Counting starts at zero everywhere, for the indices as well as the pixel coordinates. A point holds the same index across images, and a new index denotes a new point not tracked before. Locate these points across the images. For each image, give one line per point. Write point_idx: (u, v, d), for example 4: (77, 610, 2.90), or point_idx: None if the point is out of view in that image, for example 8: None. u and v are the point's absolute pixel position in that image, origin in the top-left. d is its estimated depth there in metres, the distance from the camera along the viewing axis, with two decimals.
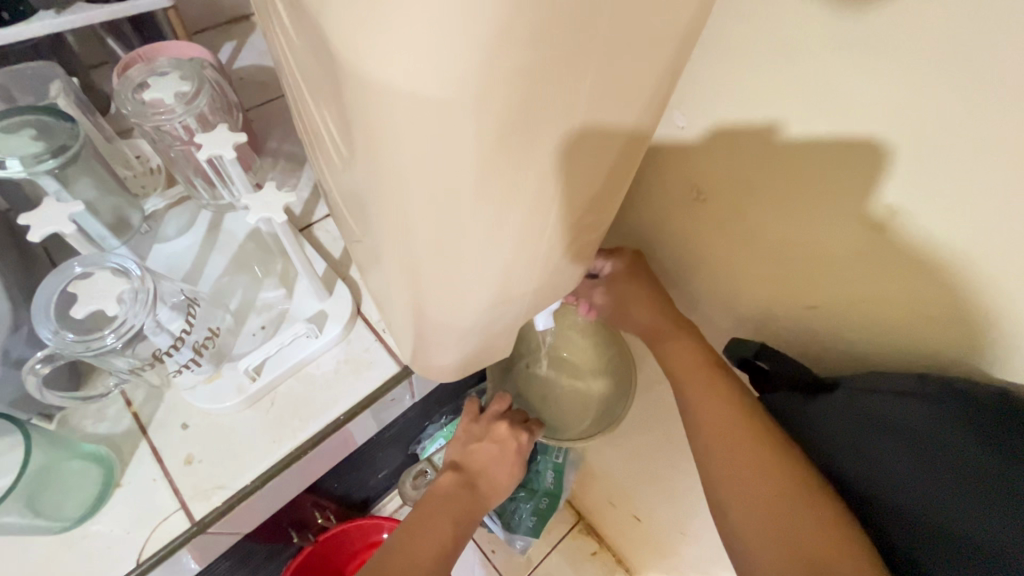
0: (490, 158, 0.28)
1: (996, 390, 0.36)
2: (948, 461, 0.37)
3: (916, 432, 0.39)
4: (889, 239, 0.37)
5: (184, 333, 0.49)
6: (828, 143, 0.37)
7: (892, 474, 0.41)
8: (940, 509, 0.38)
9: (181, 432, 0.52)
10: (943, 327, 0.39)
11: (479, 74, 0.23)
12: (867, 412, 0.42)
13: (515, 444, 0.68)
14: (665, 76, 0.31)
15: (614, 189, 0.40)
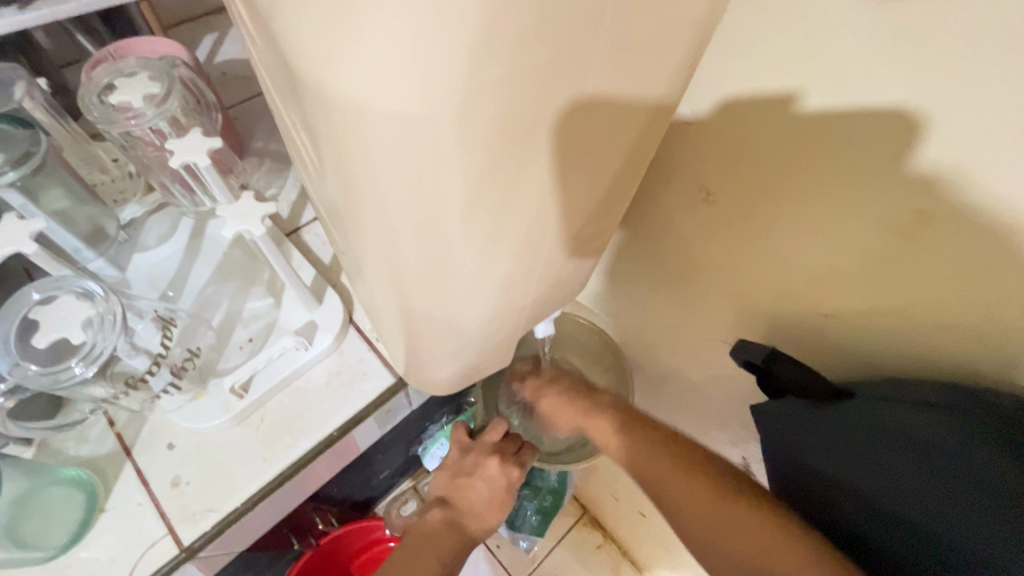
0: (484, 170, 0.25)
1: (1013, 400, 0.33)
2: (961, 474, 0.32)
3: (925, 443, 0.34)
4: (929, 233, 0.32)
5: (159, 356, 0.47)
6: (849, 135, 0.32)
7: (919, 500, 0.34)
8: (952, 531, 0.32)
9: (167, 453, 0.50)
10: (982, 334, 0.33)
11: (468, 80, 0.20)
12: (876, 423, 0.37)
13: (505, 482, 0.65)
14: (677, 69, 0.28)
15: (619, 192, 0.37)
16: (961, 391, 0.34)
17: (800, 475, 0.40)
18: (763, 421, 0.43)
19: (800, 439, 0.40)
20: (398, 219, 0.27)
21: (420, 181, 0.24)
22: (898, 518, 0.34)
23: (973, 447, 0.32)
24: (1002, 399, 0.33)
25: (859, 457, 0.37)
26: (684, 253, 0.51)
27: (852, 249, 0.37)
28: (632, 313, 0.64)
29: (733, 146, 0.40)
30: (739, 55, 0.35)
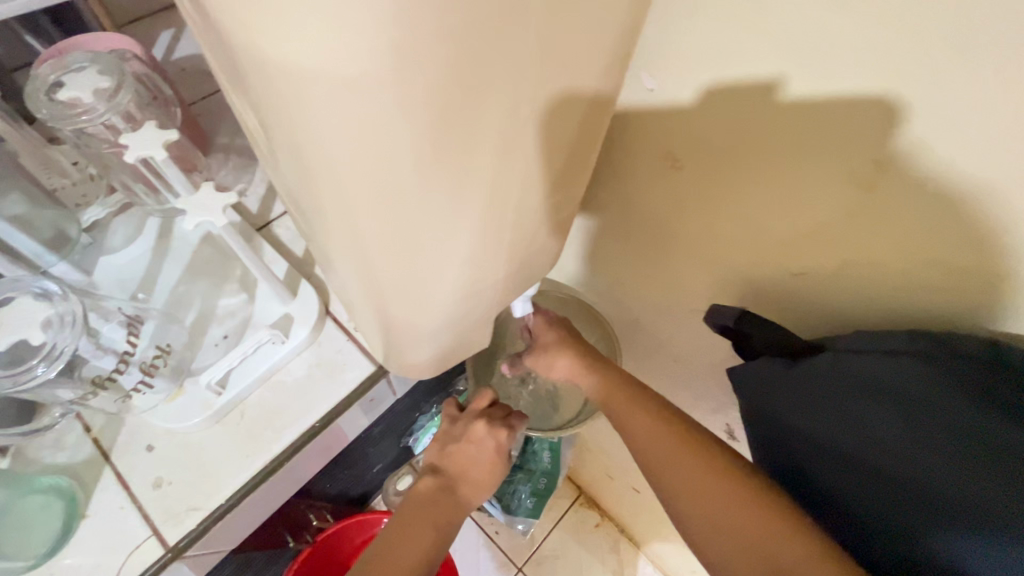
0: (436, 139, 0.24)
1: (986, 343, 0.33)
2: (933, 419, 0.33)
3: (898, 389, 0.35)
4: (888, 184, 0.32)
5: (126, 355, 0.47)
6: (806, 88, 0.32)
7: (895, 450, 0.34)
8: (925, 474, 0.32)
9: (147, 454, 0.49)
10: (948, 282, 0.34)
11: (407, 39, 0.20)
12: (852, 372, 0.37)
13: (494, 444, 0.64)
14: (625, 29, 0.28)
15: (580, 161, 0.37)
16: (928, 337, 0.35)
17: (774, 427, 0.40)
18: (739, 385, 0.43)
19: (776, 399, 0.40)
20: (354, 196, 0.26)
21: (372, 151, 0.24)
22: (876, 469, 0.34)
23: (946, 392, 0.33)
24: (968, 342, 0.34)
25: (834, 411, 0.37)
26: (655, 225, 0.50)
27: (818, 205, 0.37)
28: (610, 289, 0.64)
29: (694, 112, 0.39)
30: (691, 19, 0.34)
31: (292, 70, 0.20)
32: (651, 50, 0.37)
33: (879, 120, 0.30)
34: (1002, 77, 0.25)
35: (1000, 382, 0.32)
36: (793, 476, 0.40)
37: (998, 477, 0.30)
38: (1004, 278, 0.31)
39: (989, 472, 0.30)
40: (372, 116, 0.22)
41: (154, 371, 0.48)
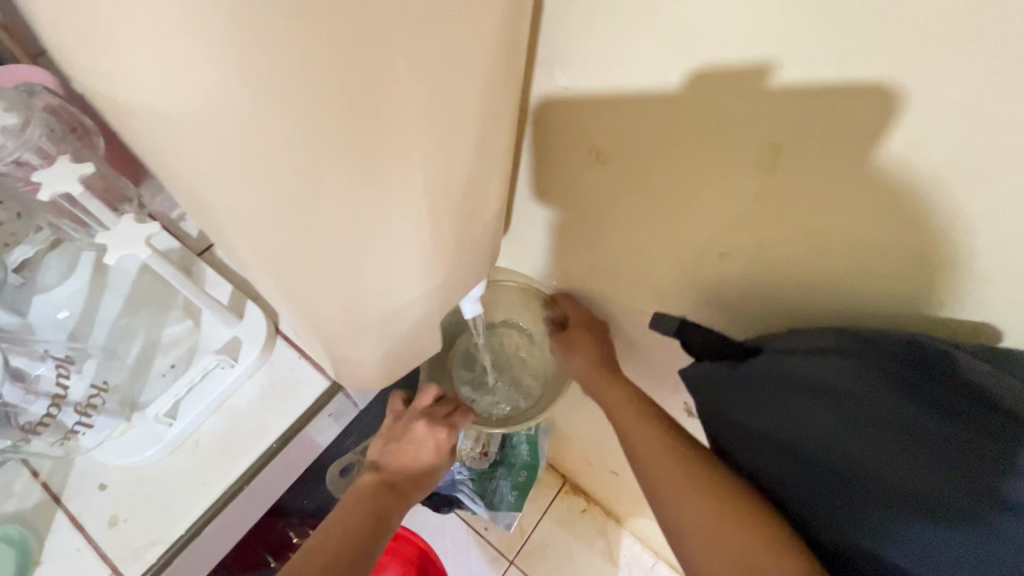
0: (335, 157, 0.25)
1: (905, 337, 0.35)
2: (871, 414, 0.34)
3: (836, 388, 0.36)
4: (786, 167, 0.34)
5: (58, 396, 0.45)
6: (701, 75, 0.32)
7: (836, 445, 0.35)
8: (874, 470, 0.34)
9: (100, 493, 0.48)
10: (857, 257, 0.36)
11: (280, 58, 0.20)
12: (790, 372, 0.38)
13: (435, 442, 0.66)
14: (514, 35, 0.28)
15: (498, 158, 0.37)
16: (852, 334, 0.37)
17: (729, 428, 0.42)
18: (690, 382, 0.45)
19: (723, 398, 0.42)
20: (262, 214, 0.27)
21: (270, 169, 0.24)
22: (827, 466, 0.36)
23: (877, 387, 0.34)
24: (889, 338, 0.35)
25: (782, 412, 0.38)
26: (592, 216, 0.51)
27: (730, 194, 0.38)
28: (561, 281, 0.65)
29: (609, 108, 0.39)
30: (590, 15, 0.34)
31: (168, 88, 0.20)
32: (560, 47, 0.38)
33: (769, 106, 0.31)
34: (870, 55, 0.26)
35: (925, 375, 0.33)
36: (748, 473, 0.42)
37: (934, 466, 0.32)
38: (904, 244, 0.33)
39: (927, 463, 0.32)
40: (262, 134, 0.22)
41: (91, 411, 0.47)
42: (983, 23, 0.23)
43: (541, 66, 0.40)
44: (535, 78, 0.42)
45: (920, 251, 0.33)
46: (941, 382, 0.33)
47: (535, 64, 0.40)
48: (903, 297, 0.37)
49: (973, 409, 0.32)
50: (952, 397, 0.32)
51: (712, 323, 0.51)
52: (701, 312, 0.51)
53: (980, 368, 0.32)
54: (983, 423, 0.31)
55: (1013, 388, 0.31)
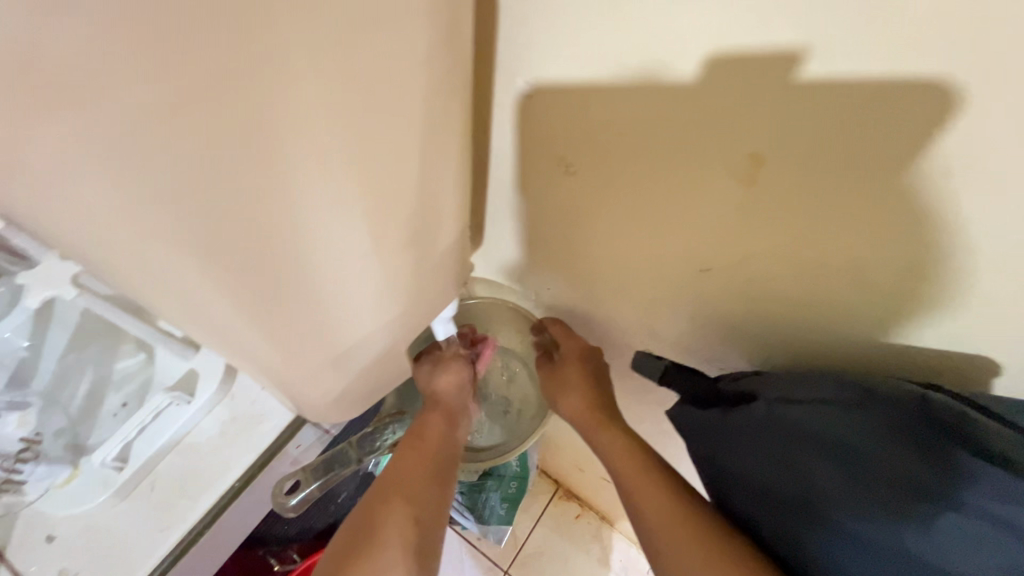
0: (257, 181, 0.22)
1: (916, 391, 0.34)
2: (880, 474, 0.33)
3: (842, 441, 0.35)
4: (767, 177, 0.31)
5: None
6: (672, 78, 0.30)
7: (839, 500, 0.34)
8: (883, 533, 0.32)
9: (47, 546, 0.45)
10: (848, 274, 0.34)
11: (180, 79, 0.17)
12: (793, 422, 0.37)
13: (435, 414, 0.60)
14: (455, 42, 0.26)
15: (454, 172, 0.35)
16: (855, 384, 0.36)
17: (726, 477, 0.40)
18: (681, 423, 0.45)
19: (719, 444, 0.41)
20: (179, 251, 0.24)
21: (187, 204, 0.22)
22: (832, 526, 0.34)
23: (884, 444, 0.33)
24: (895, 390, 0.35)
25: (786, 465, 0.37)
26: (565, 227, 0.49)
27: (709, 207, 0.36)
28: (538, 292, 0.62)
29: (577, 116, 0.37)
30: (548, 17, 0.32)
31: (49, 123, 0.17)
32: (519, 52, 0.36)
33: (748, 110, 0.29)
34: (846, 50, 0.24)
35: (936, 432, 0.32)
36: (747, 526, 0.40)
37: (947, 534, 0.31)
38: (891, 252, 0.31)
39: (940, 530, 0.31)
40: (172, 166, 0.20)
41: (23, 466, 0.43)
42: (966, 15, 0.21)
43: (500, 73, 0.38)
44: (495, 85, 0.39)
45: (910, 260, 0.31)
46: (949, 438, 0.32)
47: (493, 70, 0.38)
48: (890, 310, 0.35)
49: (982, 468, 0.30)
50: (959, 453, 0.31)
51: (692, 333, 0.49)
52: (681, 322, 0.49)
53: (993, 428, 0.31)
54: (990, 481, 0.30)
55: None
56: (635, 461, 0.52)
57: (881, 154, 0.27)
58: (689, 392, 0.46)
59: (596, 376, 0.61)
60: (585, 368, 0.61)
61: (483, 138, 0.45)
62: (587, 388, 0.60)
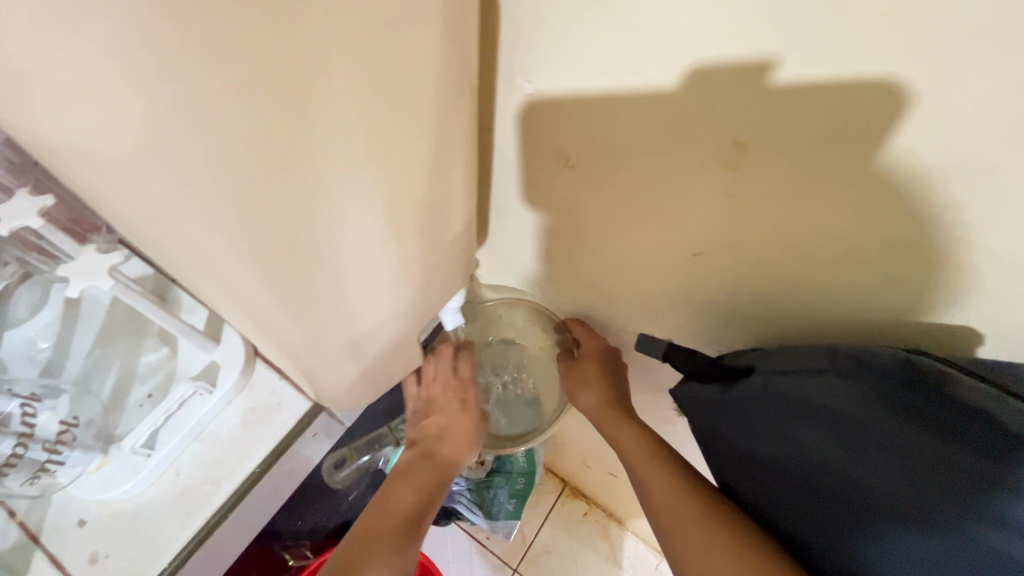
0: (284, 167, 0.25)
1: (901, 358, 0.36)
2: (869, 437, 0.35)
3: (833, 409, 0.38)
4: (752, 164, 0.34)
5: (24, 436, 0.46)
6: (660, 79, 0.33)
7: (831, 464, 0.37)
8: (874, 491, 0.34)
9: (79, 530, 0.47)
10: (834, 253, 0.36)
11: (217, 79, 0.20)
12: (788, 395, 0.40)
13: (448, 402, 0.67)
14: (459, 44, 0.28)
15: (461, 167, 0.38)
16: (846, 355, 0.39)
17: (732, 454, 0.43)
18: (685, 403, 0.48)
19: (722, 420, 0.44)
20: (207, 233, 0.26)
21: (224, 190, 0.24)
22: (828, 489, 0.36)
23: (871, 409, 0.36)
24: (883, 359, 0.37)
25: (781, 436, 0.40)
26: (566, 221, 0.51)
27: (701, 195, 0.38)
28: (541, 286, 0.65)
29: (574, 114, 0.40)
30: (546, 23, 0.35)
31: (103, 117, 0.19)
32: (520, 56, 0.38)
33: (731, 102, 0.31)
34: (815, 45, 0.27)
35: (919, 393, 0.34)
36: (752, 499, 0.43)
37: (932, 483, 0.32)
38: (870, 231, 0.34)
39: (926, 479, 0.32)
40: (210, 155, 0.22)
41: (62, 448, 0.47)
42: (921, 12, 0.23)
43: (502, 75, 0.41)
44: (498, 87, 0.42)
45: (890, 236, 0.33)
46: (934, 400, 0.34)
47: (497, 73, 0.41)
48: (875, 287, 0.37)
49: (963, 425, 0.32)
50: (941, 412, 0.33)
51: (690, 319, 0.51)
52: (679, 309, 0.51)
53: (975, 387, 0.33)
54: (971, 436, 0.31)
55: (1013, 407, 0.31)
56: (646, 451, 0.56)
57: (847, 139, 0.30)
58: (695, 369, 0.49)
59: (614, 376, 0.63)
60: (602, 367, 0.63)
61: (487, 137, 0.48)
62: (603, 387, 0.62)
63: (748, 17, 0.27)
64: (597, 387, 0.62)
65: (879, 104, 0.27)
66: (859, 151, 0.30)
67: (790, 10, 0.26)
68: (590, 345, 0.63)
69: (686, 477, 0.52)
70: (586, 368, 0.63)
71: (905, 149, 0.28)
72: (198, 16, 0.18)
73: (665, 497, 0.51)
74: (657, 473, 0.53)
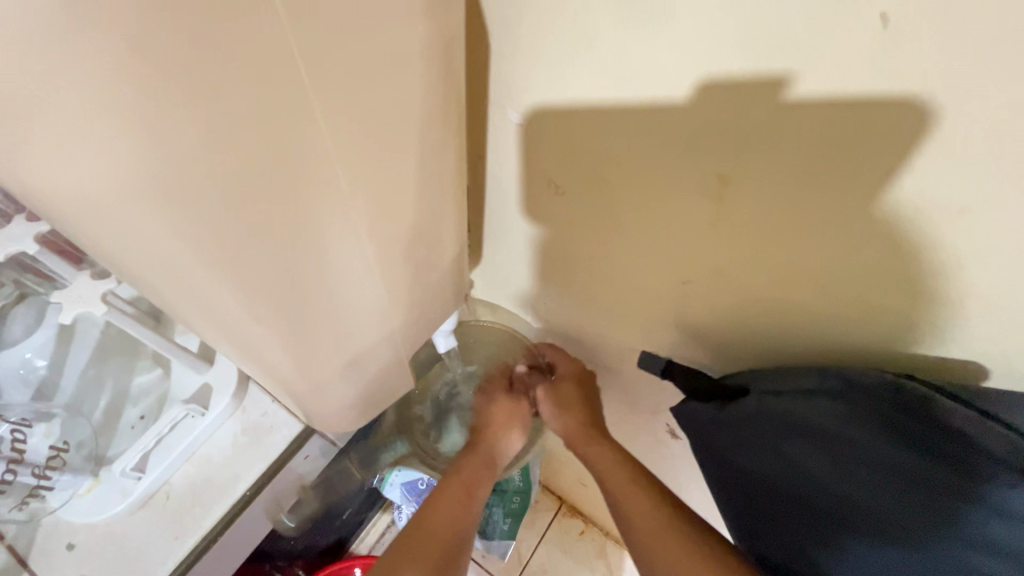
0: (269, 206, 0.25)
1: (891, 381, 0.35)
2: (855, 456, 0.36)
3: (822, 430, 0.38)
4: (734, 196, 0.35)
5: (14, 461, 0.46)
6: (640, 109, 0.34)
7: (826, 485, 0.37)
8: (859, 507, 0.35)
9: (68, 554, 0.47)
10: (818, 284, 0.37)
11: (211, 124, 0.20)
12: (778, 415, 0.40)
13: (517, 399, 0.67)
14: (446, 81, 0.30)
15: (451, 195, 0.39)
16: (834, 374, 0.38)
17: (726, 470, 0.44)
18: (685, 420, 0.48)
19: (718, 439, 0.44)
20: (196, 269, 0.27)
21: (212, 231, 0.25)
22: (816, 506, 0.37)
23: (858, 429, 0.36)
24: (870, 377, 0.36)
25: (773, 452, 0.40)
26: (557, 245, 0.52)
27: (687, 224, 0.39)
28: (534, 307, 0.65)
29: (562, 141, 0.41)
30: (532, 58, 0.37)
31: (93, 160, 0.20)
32: (509, 87, 0.40)
33: (713, 135, 0.33)
34: (790, 82, 0.28)
35: (902, 415, 0.34)
36: (739, 515, 0.43)
37: (912, 502, 0.33)
38: (851, 264, 0.34)
39: (907, 498, 0.33)
40: (204, 194, 0.23)
41: (51, 473, 0.47)
42: (887, 55, 0.24)
43: (492, 104, 0.43)
44: (489, 116, 0.44)
45: (871, 271, 0.34)
46: (917, 421, 0.34)
47: (487, 102, 0.43)
48: (858, 321, 0.37)
49: (947, 447, 0.32)
50: (927, 437, 0.33)
51: (679, 344, 0.52)
52: (669, 334, 0.52)
53: (959, 410, 0.32)
54: (953, 457, 0.32)
55: (995, 428, 0.31)
56: (624, 470, 0.55)
57: (828, 170, 0.30)
58: (692, 387, 0.50)
59: (590, 397, 0.65)
60: (580, 390, 0.65)
61: (480, 162, 0.50)
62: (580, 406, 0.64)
63: (726, 55, 0.28)
64: (574, 406, 0.64)
65: (855, 140, 0.28)
66: (840, 184, 0.30)
67: (762, 51, 0.27)
68: (568, 367, 0.65)
69: (662, 498, 0.51)
70: (568, 387, 0.64)
71: (881, 184, 0.29)
72: (194, 66, 0.19)
73: (645, 519, 0.49)
74: (635, 495, 0.52)
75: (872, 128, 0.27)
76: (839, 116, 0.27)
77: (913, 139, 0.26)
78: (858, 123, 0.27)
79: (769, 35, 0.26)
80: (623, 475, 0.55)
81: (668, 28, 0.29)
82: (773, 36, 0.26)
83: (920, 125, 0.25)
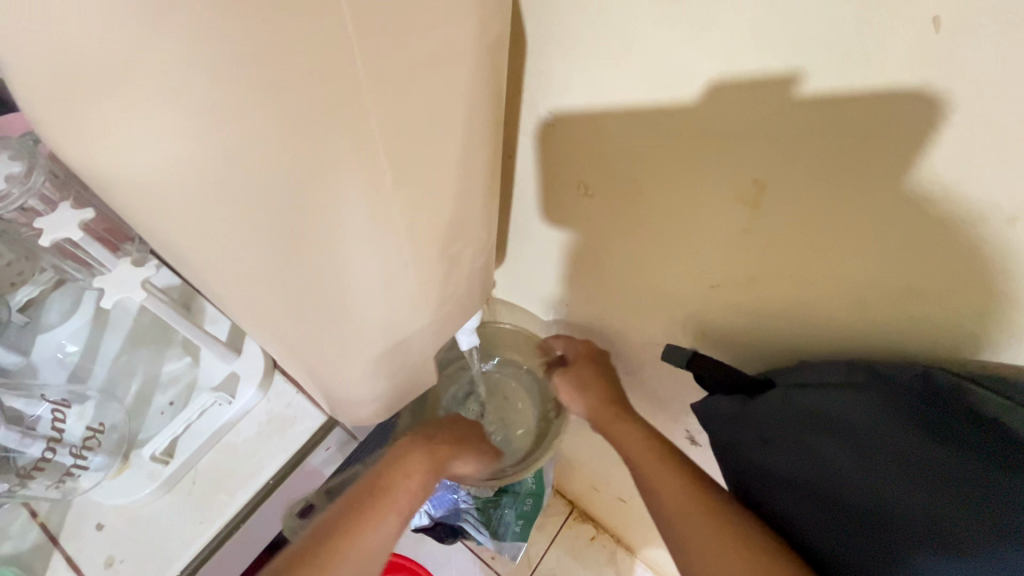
0: (315, 197, 0.26)
1: (918, 371, 0.35)
2: (885, 452, 0.35)
3: (852, 426, 0.37)
4: (768, 200, 0.35)
5: (53, 441, 0.47)
6: (673, 113, 0.34)
7: (848, 478, 0.36)
8: (892, 503, 0.33)
9: (97, 534, 0.49)
10: (852, 287, 0.36)
11: (265, 108, 0.21)
12: (807, 408, 0.40)
13: None
14: (489, 80, 0.30)
15: (485, 193, 0.39)
16: (866, 368, 0.38)
17: (746, 471, 0.43)
18: (704, 418, 0.48)
19: (738, 435, 0.44)
20: (239, 253, 0.28)
21: (258, 215, 0.25)
22: (843, 503, 0.36)
23: (891, 424, 0.35)
24: (898, 369, 0.36)
25: (797, 448, 0.39)
26: (584, 247, 0.52)
27: (717, 229, 0.39)
28: (556, 308, 0.65)
29: (594, 141, 0.41)
30: (569, 60, 0.37)
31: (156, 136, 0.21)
32: (544, 87, 0.40)
33: (749, 139, 0.33)
34: (831, 87, 0.27)
35: (936, 407, 0.34)
36: (762, 515, 0.42)
37: (953, 498, 0.31)
38: (889, 271, 0.34)
39: (946, 495, 0.31)
40: (253, 179, 0.24)
41: (86, 453, 0.48)
42: (934, 54, 0.24)
43: (526, 104, 0.43)
44: (521, 116, 0.44)
45: (909, 276, 0.33)
46: (950, 413, 0.33)
47: (520, 103, 0.43)
48: (898, 330, 0.37)
49: (981, 439, 0.31)
50: (958, 428, 0.33)
51: (706, 350, 0.51)
52: (694, 339, 0.51)
53: (989, 399, 0.32)
54: (990, 450, 0.31)
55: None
56: (651, 449, 0.55)
57: (875, 174, 0.29)
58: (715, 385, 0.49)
59: (609, 378, 0.63)
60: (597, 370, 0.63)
61: (509, 162, 0.50)
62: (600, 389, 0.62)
63: (766, 58, 0.28)
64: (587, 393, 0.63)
65: (895, 140, 0.28)
66: (879, 186, 0.30)
67: (805, 54, 0.27)
68: (581, 350, 0.64)
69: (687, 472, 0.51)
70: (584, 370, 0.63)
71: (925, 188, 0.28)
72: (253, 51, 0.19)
73: (676, 499, 0.48)
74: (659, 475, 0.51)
75: (916, 126, 0.26)
76: (883, 112, 0.27)
77: (955, 142, 0.26)
78: (902, 120, 0.27)
79: (812, 37, 0.26)
80: (649, 455, 0.54)
81: (707, 33, 0.29)
82: (817, 39, 0.26)
83: (969, 124, 0.25)
